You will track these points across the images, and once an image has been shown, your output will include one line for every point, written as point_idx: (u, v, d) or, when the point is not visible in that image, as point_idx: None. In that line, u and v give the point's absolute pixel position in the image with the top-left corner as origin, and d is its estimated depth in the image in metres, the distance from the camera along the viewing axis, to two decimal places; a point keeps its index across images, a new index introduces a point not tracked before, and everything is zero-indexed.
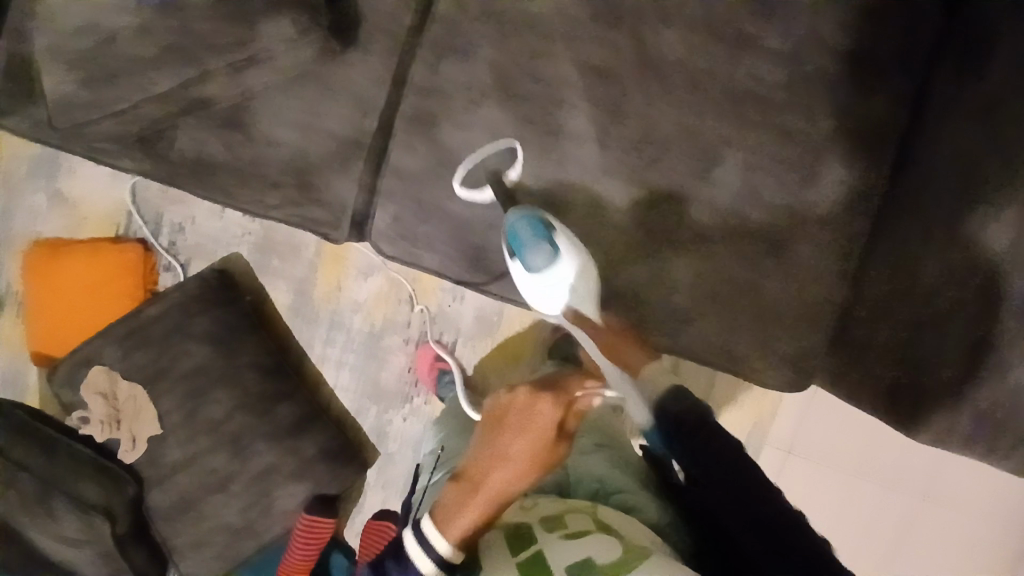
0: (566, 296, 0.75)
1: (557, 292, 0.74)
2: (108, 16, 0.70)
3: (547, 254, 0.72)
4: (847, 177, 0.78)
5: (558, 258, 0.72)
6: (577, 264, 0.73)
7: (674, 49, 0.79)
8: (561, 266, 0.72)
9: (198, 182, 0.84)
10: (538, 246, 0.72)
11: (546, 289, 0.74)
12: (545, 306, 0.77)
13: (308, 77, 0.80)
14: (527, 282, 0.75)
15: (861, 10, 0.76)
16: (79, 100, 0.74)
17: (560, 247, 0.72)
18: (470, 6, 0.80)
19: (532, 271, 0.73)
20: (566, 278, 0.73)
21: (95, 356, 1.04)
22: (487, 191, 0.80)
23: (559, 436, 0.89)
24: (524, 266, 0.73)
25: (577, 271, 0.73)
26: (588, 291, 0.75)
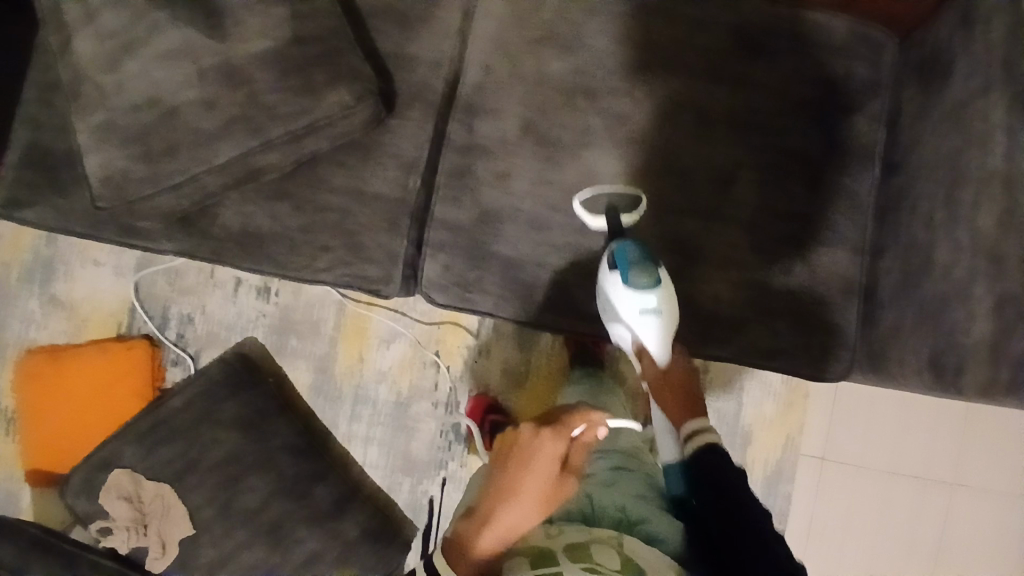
0: (650, 323, 0.80)
1: (646, 316, 0.80)
2: (169, 90, 0.71)
3: (651, 274, 0.80)
4: (843, 186, 0.89)
5: (657, 286, 0.80)
6: (670, 300, 0.81)
7: (681, 91, 0.89)
8: (656, 292, 0.80)
9: (243, 253, 0.85)
10: (646, 266, 0.80)
11: (638, 309, 0.80)
12: (625, 324, 0.81)
13: (354, 148, 0.87)
14: (619, 298, 0.81)
15: (832, 47, 0.90)
16: (135, 175, 0.73)
17: (660, 277, 0.81)
18: (498, 70, 0.89)
19: (630, 289, 0.80)
20: (656, 304, 0.80)
21: (115, 459, 0.99)
22: (601, 219, 0.85)
23: (565, 470, 0.89)
24: (626, 280, 0.80)
25: (668, 304, 0.81)
26: (669, 326, 0.82)
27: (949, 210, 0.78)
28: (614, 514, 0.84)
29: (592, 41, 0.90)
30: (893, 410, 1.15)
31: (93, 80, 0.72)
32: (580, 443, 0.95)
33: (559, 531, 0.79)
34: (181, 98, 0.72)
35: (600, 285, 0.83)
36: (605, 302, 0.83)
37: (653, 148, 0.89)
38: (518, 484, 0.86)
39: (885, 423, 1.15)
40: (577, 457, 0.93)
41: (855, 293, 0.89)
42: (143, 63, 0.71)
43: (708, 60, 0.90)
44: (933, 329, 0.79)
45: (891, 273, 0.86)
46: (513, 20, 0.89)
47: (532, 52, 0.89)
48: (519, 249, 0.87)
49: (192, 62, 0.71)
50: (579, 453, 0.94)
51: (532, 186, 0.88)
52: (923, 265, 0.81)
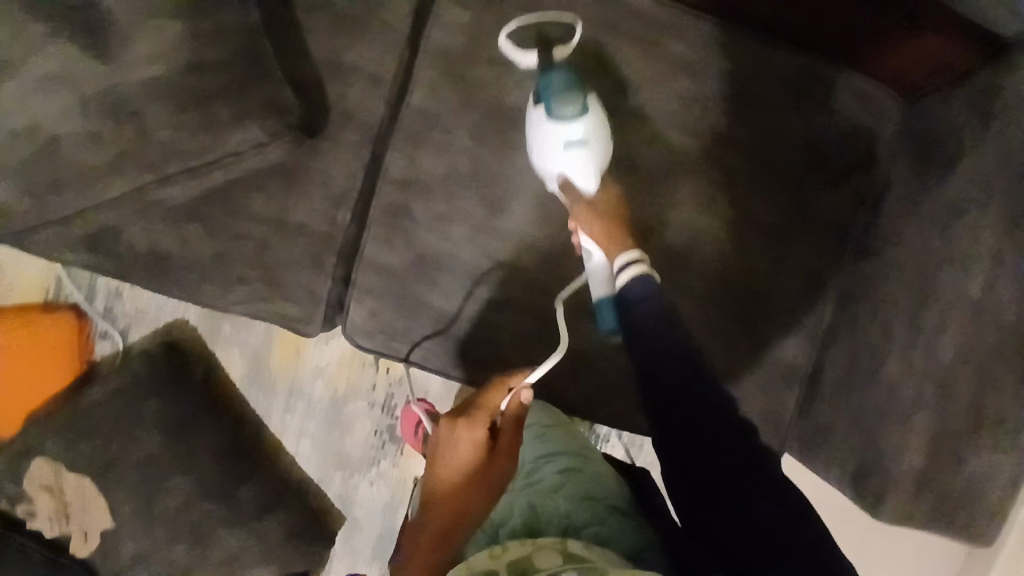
0: (579, 154, 0.73)
1: (571, 148, 0.73)
2: (47, 120, 0.62)
3: (579, 102, 0.73)
4: (812, 268, 0.83)
5: (584, 113, 0.73)
6: (599, 131, 0.74)
7: (650, 141, 0.82)
8: (585, 119, 0.73)
9: (152, 278, 0.78)
10: (571, 93, 0.73)
11: (562, 143, 0.73)
12: (550, 162, 0.74)
13: (278, 171, 0.77)
14: (544, 129, 0.73)
15: (824, 109, 0.81)
16: (17, 207, 0.66)
17: (589, 106, 0.73)
18: (449, 95, 0.78)
19: (554, 117, 0.73)
20: (585, 132, 0.73)
21: (36, 448, 0.98)
22: (532, 54, 0.77)
23: (495, 454, 0.77)
24: (549, 111, 0.73)
25: (597, 136, 0.74)
26: (600, 159, 0.74)
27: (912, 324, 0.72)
28: (558, 521, 0.75)
29: None
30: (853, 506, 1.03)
31: None
32: (509, 418, 0.78)
33: (502, 549, 0.69)
34: (61, 127, 0.62)
35: (527, 126, 0.76)
36: (531, 143, 0.76)
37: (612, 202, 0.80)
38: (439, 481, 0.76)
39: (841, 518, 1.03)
40: (510, 435, 0.78)
41: (803, 376, 0.85)
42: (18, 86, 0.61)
43: (692, 112, 0.82)
44: (864, 443, 0.76)
45: (839, 366, 0.82)
46: (471, 37, 0.78)
47: (490, 77, 0.78)
48: (451, 301, 0.80)
49: (71, 90, 0.61)
50: (510, 427, 0.78)
51: (473, 234, 0.80)
52: (872, 371, 0.77)
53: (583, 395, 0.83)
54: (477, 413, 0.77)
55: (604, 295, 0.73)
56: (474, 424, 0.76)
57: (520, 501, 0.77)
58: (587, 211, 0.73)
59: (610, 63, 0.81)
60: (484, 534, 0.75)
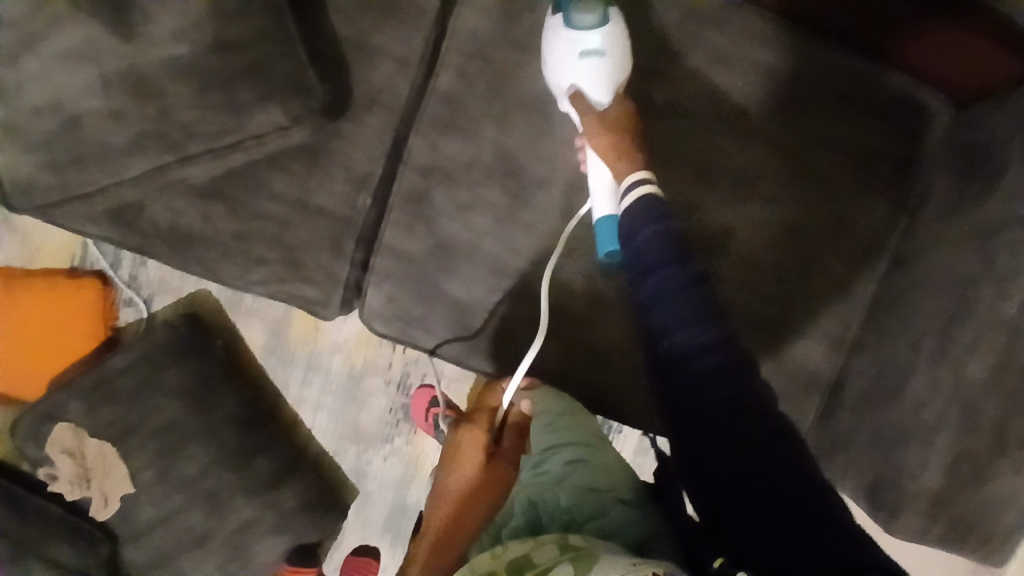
0: (593, 65, 0.71)
1: (586, 57, 0.70)
2: (72, 96, 0.62)
3: (598, 11, 0.71)
4: (841, 276, 0.80)
5: (603, 24, 0.71)
6: (617, 44, 0.72)
7: (680, 135, 0.79)
8: (603, 29, 0.71)
9: (174, 254, 0.79)
10: (591, 1, 0.71)
11: (578, 51, 0.70)
12: (563, 72, 0.71)
13: (300, 152, 0.76)
14: (559, 37, 0.71)
15: (866, 110, 0.77)
16: (40, 182, 0.66)
17: (607, 18, 0.71)
18: (475, 80, 0.76)
19: (571, 25, 0.71)
20: (602, 42, 0.71)
21: (59, 411, 1.00)
22: None
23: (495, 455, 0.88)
24: (568, 17, 0.71)
25: (614, 49, 0.71)
26: (615, 73, 0.72)
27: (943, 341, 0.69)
28: (561, 519, 0.69)
29: None
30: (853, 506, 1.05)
31: None
32: (509, 424, 0.90)
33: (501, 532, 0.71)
34: (85, 106, 0.62)
35: (543, 37, 0.74)
36: (546, 54, 0.74)
37: None
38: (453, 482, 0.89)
39: None
40: (512, 441, 0.89)
41: (823, 383, 0.83)
42: (45, 62, 0.61)
43: (725, 106, 0.79)
44: (883, 457, 0.74)
45: (862, 377, 0.80)
46: (501, 19, 0.75)
47: (518, 62, 0.76)
48: (469, 290, 0.80)
49: (96, 67, 0.61)
50: (512, 434, 0.90)
51: (494, 224, 0.79)
52: (896, 385, 0.75)
53: (596, 391, 0.83)
54: (480, 415, 0.94)
55: (608, 215, 0.70)
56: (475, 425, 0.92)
57: (522, 498, 0.74)
58: (599, 128, 0.71)
59: (643, 52, 0.79)
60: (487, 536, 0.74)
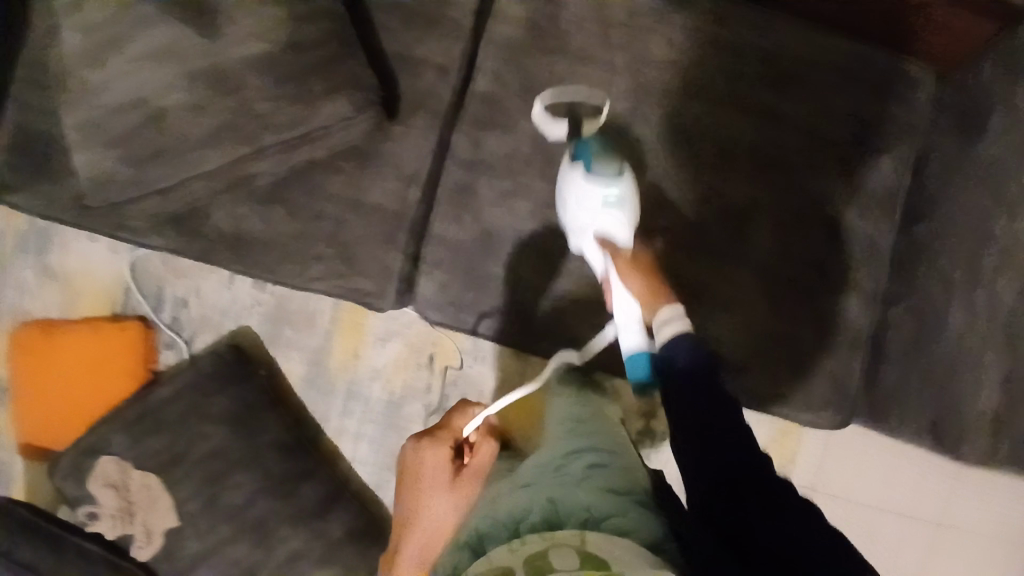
0: (612, 216, 0.77)
1: (606, 207, 0.77)
2: (156, 93, 0.68)
3: (616, 164, 0.78)
4: (864, 231, 0.84)
5: (620, 179, 0.77)
6: (634, 193, 0.78)
7: (698, 114, 0.85)
8: (619, 185, 0.77)
9: (234, 257, 0.83)
10: (607, 155, 0.78)
11: (601, 199, 0.77)
12: (589, 219, 0.77)
13: (354, 154, 0.83)
14: (579, 187, 0.78)
15: (863, 81, 0.84)
16: (119, 177, 0.70)
17: (624, 173, 0.78)
18: (510, 81, 0.85)
19: (591, 177, 0.77)
20: (619, 197, 0.77)
21: (103, 444, 0.99)
22: (562, 128, 0.83)
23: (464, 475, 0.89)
24: (588, 169, 0.78)
25: (630, 200, 0.78)
26: (632, 222, 0.79)
27: None
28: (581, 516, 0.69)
29: (610, 57, 0.85)
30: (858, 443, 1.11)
31: (78, 75, 0.68)
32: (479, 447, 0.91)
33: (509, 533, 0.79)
34: (169, 101, 0.68)
35: (561, 180, 0.81)
36: (565, 197, 0.80)
37: (661, 175, 0.85)
38: (421, 502, 0.88)
39: (850, 461, 1.12)
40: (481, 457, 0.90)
41: (866, 339, 0.84)
42: (131, 62, 0.67)
43: (737, 85, 0.85)
44: None
45: (901, 326, 0.83)
46: (528, 28, 0.85)
47: (546, 63, 0.85)
48: (516, 272, 0.84)
49: (181, 65, 0.67)
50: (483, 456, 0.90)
51: (536, 209, 0.84)
52: (937, 325, 0.78)
53: None
54: (441, 433, 0.91)
55: (637, 349, 0.73)
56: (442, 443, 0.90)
57: (541, 496, 0.74)
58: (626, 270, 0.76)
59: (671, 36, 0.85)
60: (503, 526, 0.72)
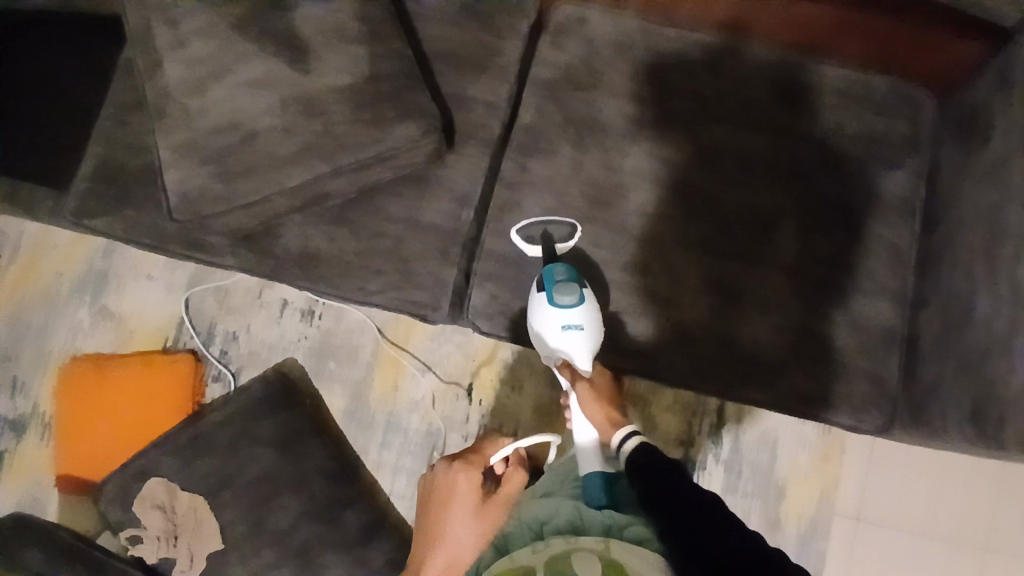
0: (575, 339, 0.84)
1: (566, 332, 0.84)
2: (250, 116, 0.77)
3: (576, 293, 0.84)
4: (886, 236, 0.91)
5: (580, 303, 0.84)
6: (594, 316, 0.85)
7: (724, 139, 0.94)
8: (580, 309, 0.84)
9: (300, 273, 0.89)
10: (568, 283, 0.84)
11: (560, 326, 0.84)
12: (552, 343, 0.86)
13: (412, 179, 0.91)
14: (546, 312, 0.85)
15: (871, 104, 0.94)
16: (210, 192, 0.78)
17: (585, 296, 0.85)
18: (551, 115, 0.94)
19: (554, 305, 0.84)
20: (580, 321, 0.84)
21: (154, 467, 1.01)
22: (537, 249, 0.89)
23: (489, 500, 0.92)
24: (551, 298, 0.84)
25: (591, 323, 0.85)
26: (594, 343, 0.86)
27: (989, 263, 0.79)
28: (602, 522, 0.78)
29: (641, 91, 0.95)
30: (904, 460, 1.12)
31: (181, 103, 0.78)
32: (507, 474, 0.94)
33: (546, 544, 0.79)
34: (261, 123, 0.77)
35: (529, 304, 0.88)
36: (532, 319, 0.88)
37: (694, 192, 0.92)
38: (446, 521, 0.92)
39: (895, 480, 1.11)
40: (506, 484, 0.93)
41: (901, 334, 0.90)
42: (229, 90, 0.77)
43: (756, 111, 0.93)
44: (972, 381, 0.79)
45: (931, 325, 0.87)
46: (567, 69, 0.95)
47: (584, 98, 0.95)
48: None
49: (273, 92, 0.77)
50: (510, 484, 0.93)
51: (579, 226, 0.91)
52: (965, 318, 0.83)
53: (687, 369, 0.89)
54: (473, 458, 0.95)
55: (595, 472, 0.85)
56: (472, 468, 0.94)
57: None
58: (587, 392, 0.87)
59: (692, 73, 0.94)
60: None
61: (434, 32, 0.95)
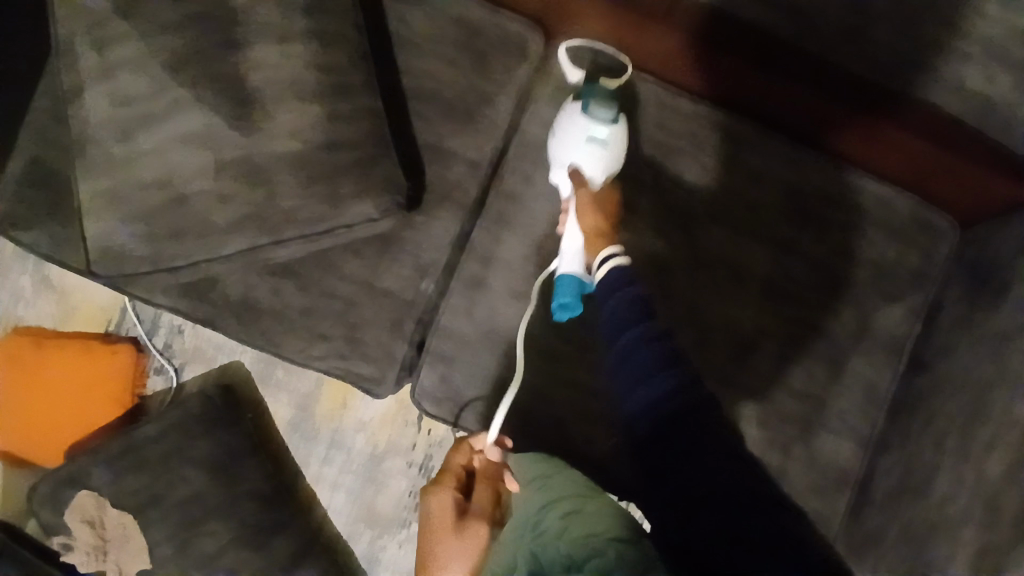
0: (597, 154, 0.77)
1: (591, 142, 0.77)
2: (184, 177, 0.68)
3: (613, 109, 0.78)
4: (870, 375, 0.85)
5: (614, 121, 0.78)
6: (621, 141, 0.78)
7: (718, 241, 0.85)
8: (613, 125, 0.78)
9: (241, 327, 0.83)
10: (607, 100, 0.78)
11: (585, 136, 0.77)
12: (568, 149, 0.78)
13: (372, 240, 0.83)
14: (574, 117, 0.78)
15: (887, 226, 0.85)
16: (135, 252, 0.70)
17: (619, 119, 0.79)
18: (536, 184, 0.85)
19: (588, 113, 0.78)
20: (608, 135, 0.78)
21: (83, 477, 0.98)
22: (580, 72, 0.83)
23: (469, 520, 0.74)
24: (585, 108, 0.78)
25: (618, 145, 0.79)
26: (612, 164, 0.79)
27: (964, 440, 0.75)
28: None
29: (638, 173, 0.85)
30: None
31: (105, 147, 0.68)
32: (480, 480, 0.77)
33: None
34: (195, 186, 0.68)
35: (557, 116, 0.81)
36: (555, 132, 0.81)
37: (677, 298, 0.85)
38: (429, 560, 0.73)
39: None
40: (481, 492, 0.76)
41: (856, 473, 0.87)
42: (162, 142, 0.67)
43: (757, 218, 0.85)
44: (915, 553, 0.76)
45: (890, 476, 0.84)
46: None
47: None
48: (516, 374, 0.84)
49: (213, 153, 0.67)
50: (482, 492, 0.76)
51: (545, 314, 0.84)
52: (925, 483, 0.79)
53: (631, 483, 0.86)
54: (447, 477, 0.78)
55: (573, 275, 0.75)
56: (442, 486, 0.77)
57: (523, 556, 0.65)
58: (586, 200, 0.76)
59: (693, 159, 0.85)
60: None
61: (419, 65, 0.84)
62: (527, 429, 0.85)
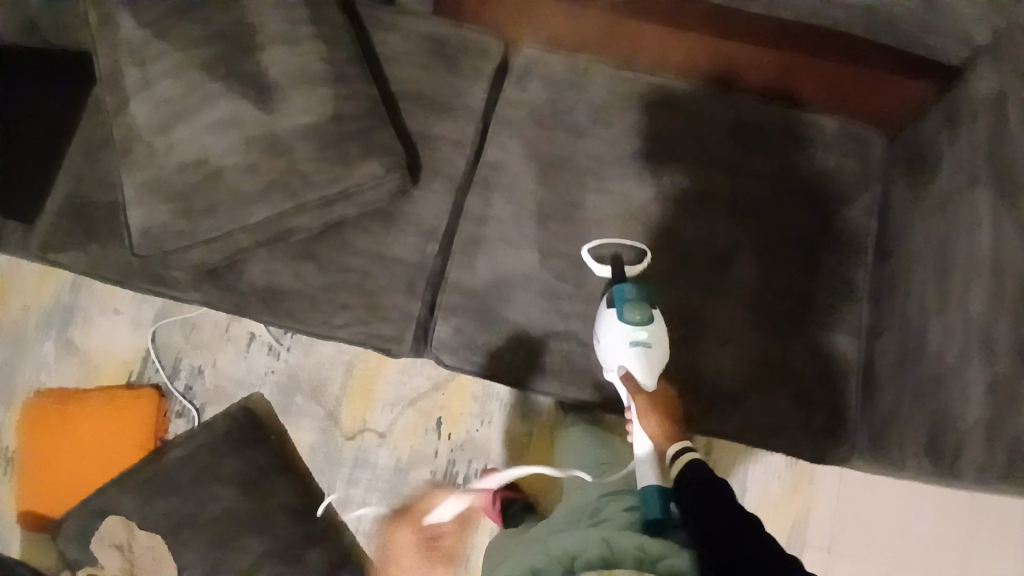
0: (642, 356, 0.83)
1: (635, 347, 0.83)
2: (216, 155, 0.80)
3: (645, 312, 0.84)
4: (841, 272, 0.95)
5: (649, 323, 0.84)
6: (661, 338, 0.84)
7: (683, 177, 0.96)
8: (649, 328, 0.84)
9: (266, 309, 0.90)
10: (638, 304, 0.85)
11: (628, 341, 0.83)
12: (614, 356, 0.84)
13: (378, 214, 0.92)
14: (611, 328, 0.85)
15: (824, 141, 0.98)
16: (173, 230, 0.81)
17: (653, 316, 0.85)
18: (515, 151, 0.97)
19: (623, 322, 0.84)
20: (646, 338, 0.83)
21: (112, 506, 1.00)
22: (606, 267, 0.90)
23: None
24: (619, 313, 0.85)
25: (659, 341, 0.84)
26: (659, 361, 0.84)
27: (942, 294, 0.82)
28: (635, 554, 0.64)
29: (603, 130, 0.98)
30: (844, 483, 1.15)
31: (147, 142, 0.81)
32: None
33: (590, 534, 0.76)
34: (227, 162, 0.80)
35: (596, 318, 0.88)
36: (597, 334, 0.87)
37: (659, 229, 0.95)
38: None
39: (847, 503, 1.14)
40: None
41: (852, 363, 0.93)
42: (196, 128, 0.80)
43: (709, 152, 0.97)
44: (934, 407, 0.79)
45: (886, 359, 0.89)
46: (531, 109, 0.98)
47: (547, 137, 0.97)
48: (524, 317, 0.91)
49: (242, 132, 0.80)
50: None
51: (543, 259, 0.93)
52: (919, 347, 0.84)
53: None
54: None
55: (651, 485, 0.79)
56: None
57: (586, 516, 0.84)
58: (647, 407, 0.82)
59: (650, 111, 0.98)
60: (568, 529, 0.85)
61: (403, 73, 0.99)
62: (540, 368, 0.90)
